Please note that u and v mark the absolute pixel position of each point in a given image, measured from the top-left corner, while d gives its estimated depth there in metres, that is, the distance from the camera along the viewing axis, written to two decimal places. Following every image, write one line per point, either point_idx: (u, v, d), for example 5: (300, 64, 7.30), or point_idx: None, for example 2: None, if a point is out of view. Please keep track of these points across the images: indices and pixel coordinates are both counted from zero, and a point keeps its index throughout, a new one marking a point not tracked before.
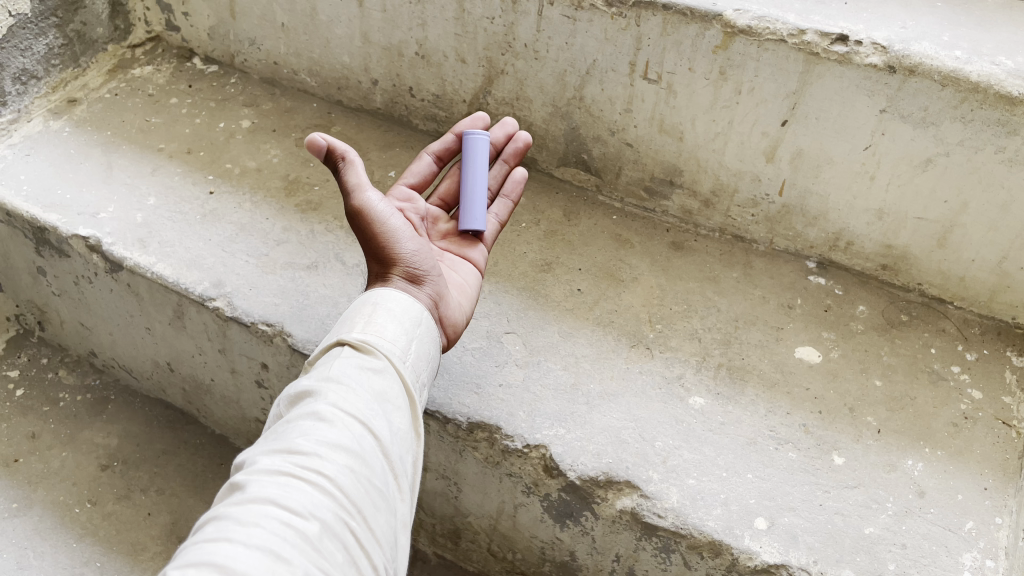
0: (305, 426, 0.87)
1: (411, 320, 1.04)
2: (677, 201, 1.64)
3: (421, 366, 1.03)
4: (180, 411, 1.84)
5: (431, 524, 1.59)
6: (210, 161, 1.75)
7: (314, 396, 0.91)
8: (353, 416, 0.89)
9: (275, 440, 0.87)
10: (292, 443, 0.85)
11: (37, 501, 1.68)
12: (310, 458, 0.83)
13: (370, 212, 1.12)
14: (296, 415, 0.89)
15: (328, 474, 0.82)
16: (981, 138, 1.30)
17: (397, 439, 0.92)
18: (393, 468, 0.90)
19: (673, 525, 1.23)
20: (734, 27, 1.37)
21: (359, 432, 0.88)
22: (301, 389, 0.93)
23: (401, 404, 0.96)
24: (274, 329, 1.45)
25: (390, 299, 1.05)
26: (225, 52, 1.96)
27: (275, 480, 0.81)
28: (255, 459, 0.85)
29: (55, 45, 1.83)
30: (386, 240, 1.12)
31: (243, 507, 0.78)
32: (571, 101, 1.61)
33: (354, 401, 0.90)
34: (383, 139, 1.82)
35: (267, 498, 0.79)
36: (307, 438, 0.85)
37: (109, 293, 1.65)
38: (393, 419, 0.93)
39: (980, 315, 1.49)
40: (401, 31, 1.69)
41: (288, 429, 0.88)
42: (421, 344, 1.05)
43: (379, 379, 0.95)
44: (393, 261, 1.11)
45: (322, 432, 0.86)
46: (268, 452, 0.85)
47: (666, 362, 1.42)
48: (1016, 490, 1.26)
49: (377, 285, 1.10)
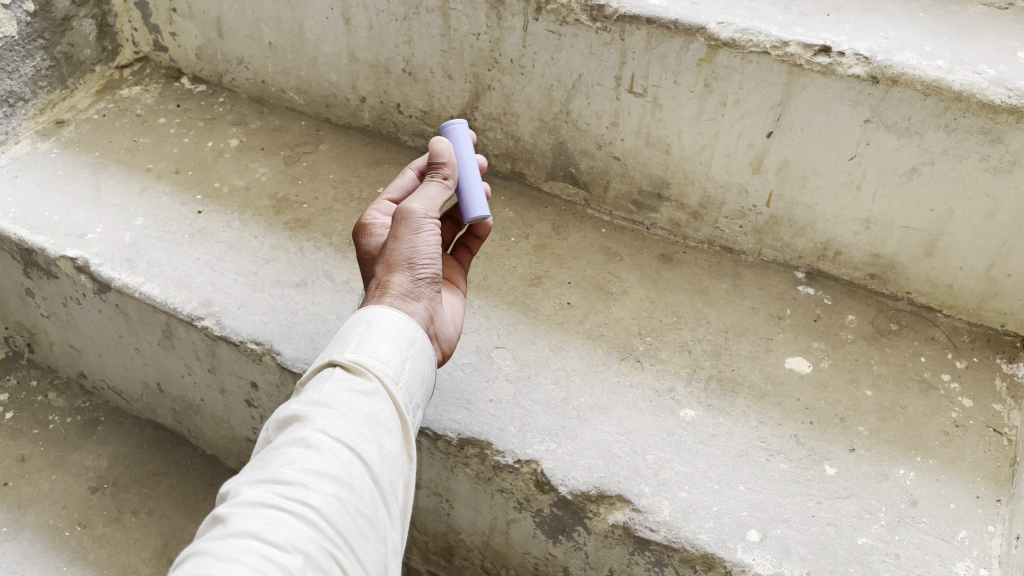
0: (292, 454, 0.86)
1: (405, 340, 1.01)
2: (665, 213, 1.64)
3: (414, 387, 1.01)
4: (170, 432, 1.83)
5: (424, 542, 1.58)
6: (199, 181, 1.75)
7: (302, 421, 0.90)
8: (341, 442, 0.88)
9: (260, 469, 0.87)
10: (277, 473, 0.84)
11: (27, 525, 1.67)
12: (295, 488, 0.83)
13: (410, 220, 1.08)
14: (283, 442, 0.89)
15: (314, 504, 0.82)
16: (966, 146, 1.31)
17: (387, 463, 0.92)
18: (383, 494, 0.90)
19: (666, 539, 1.22)
20: (717, 40, 1.38)
21: (348, 459, 0.88)
22: (289, 413, 0.92)
23: (393, 427, 0.95)
24: (263, 347, 1.45)
25: (382, 317, 1.02)
26: (214, 71, 1.96)
27: (258, 512, 0.81)
28: (238, 489, 0.85)
29: (43, 67, 1.84)
30: (398, 252, 1.07)
31: (223, 542, 0.78)
32: (558, 115, 1.61)
33: (343, 426, 0.90)
34: (371, 156, 1.83)
35: (248, 531, 0.79)
36: (292, 467, 0.85)
37: (98, 313, 1.64)
38: (384, 442, 0.93)
39: (970, 323, 1.49)
40: (388, 48, 1.69)
41: (274, 457, 0.87)
42: (416, 363, 1.02)
43: (370, 402, 0.94)
44: (392, 272, 1.06)
45: (308, 460, 0.85)
46: (252, 481, 0.85)
47: (656, 375, 1.42)
48: (1008, 497, 1.26)
49: (374, 299, 1.05)
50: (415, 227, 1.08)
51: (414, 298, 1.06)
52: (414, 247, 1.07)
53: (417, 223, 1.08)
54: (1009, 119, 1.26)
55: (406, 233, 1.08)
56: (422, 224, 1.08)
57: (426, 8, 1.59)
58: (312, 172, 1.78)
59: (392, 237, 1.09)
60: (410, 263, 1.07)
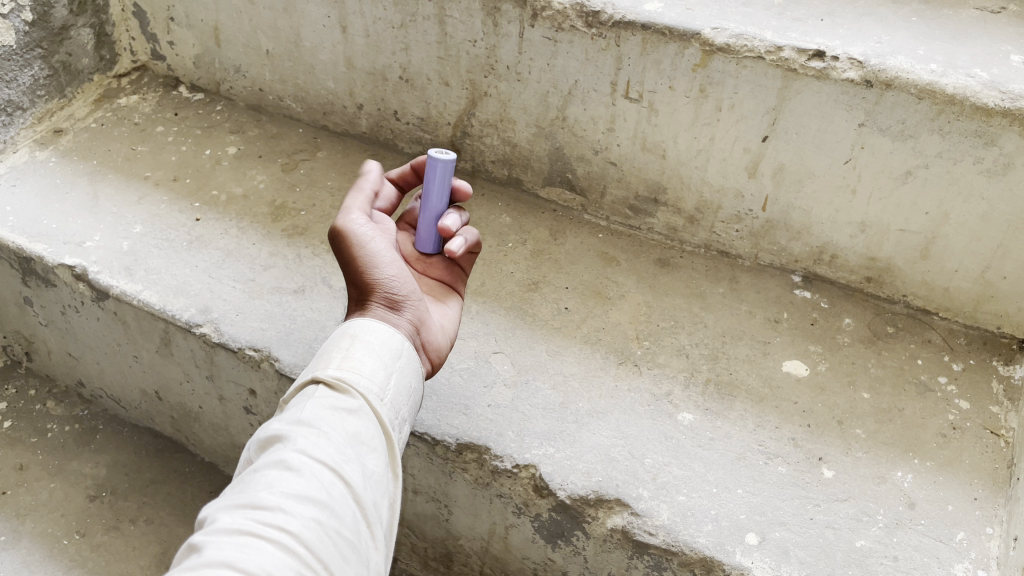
0: (271, 477, 0.86)
1: (390, 353, 1.03)
2: (662, 218, 1.65)
3: (400, 402, 1.01)
4: (169, 440, 1.83)
5: (423, 548, 1.58)
6: (197, 189, 1.75)
7: (284, 442, 0.90)
8: (322, 463, 0.88)
9: (238, 493, 0.85)
10: (255, 498, 0.83)
11: (25, 534, 1.66)
12: (273, 513, 0.82)
13: (350, 236, 1.11)
14: (263, 464, 0.88)
15: (293, 530, 0.81)
16: (960, 149, 1.32)
17: (371, 483, 0.91)
18: (365, 515, 0.89)
19: (665, 542, 1.22)
20: (712, 45, 1.39)
21: (329, 480, 0.87)
22: (270, 434, 0.92)
23: (376, 445, 0.95)
24: (261, 354, 1.45)
25: (368, 331, 1.03)
26: (211, 80, 1.97)
27: (234, 540, 0.79)
28: (215, 515, 0.83)
29: (41, 76, 1.84)
30: (364, 266, 1.10)
31: (197, 571, 0.76)
32: (554, 121, 1.62)
33: (325, 447, 0.89)
34: (369, 163, 1.83)
35: (223, 560, 0.77)
36: (271, 490, 0.84)
37: (96, 321, 1.65)
38: (367, 461, 0.92)
39: (966, 326, 1.49)
40: (385, 55, 1.70)
41: (252, 480, 0.86)
42: (401, 377, 1.03)
43: (354, 419, 0.94)
44: (371, 288, 1.08)
45: (287, 484, 0.85)
46: (230, 508, 0.83)
47: (654, 379, 1.42)
48: (1007, 499, 1.26)
49: (356, 313, 1.07)
50: (360, 239, 1.11)
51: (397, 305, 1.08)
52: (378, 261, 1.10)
53: (358, 235, 1.11)
54: (1003, 121, 1.27)
55: (353, 246, 1.11)
56: (362, 234, 1.11)
57: (423, 15, 1.60)
58: (310, 180, 1.78)
59: (345, 259, 1.11)
60: (379, 276, 1.09)
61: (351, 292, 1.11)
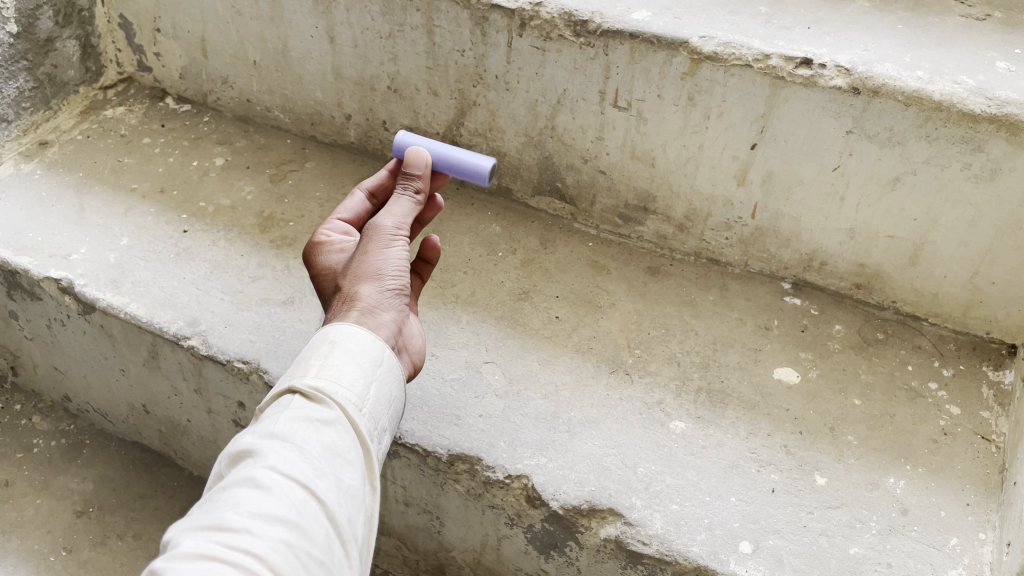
0: (240, 496, 0.84)
1: (371, 361, 1.01)
2: (652, 226, 1.65)
3: (380, 412, 1.00)
4: (156, 454, 1.81)
5: (415, 560, 1.57)
6: (184, 200, 1.74)
7: (255, 457, 0.89)
8: (294, 480, 0.87)
9: (205, 513, 0.84)
10: (221, 519, 0.82)
11: (12, 550, 1.64)
12: (239, 535, 0.81)
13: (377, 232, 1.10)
14: (232, 482, 0.87)
15: (258, 553, 0.80)
16: (947, 155, 1.32)
17: (345, 499, 0.90)
18: (339, 533, 0.88)
19: (659, 552, 1.21)
20: (700, 53, 1.39)
21: (300, 498, 0.86)
22: (241, 448, 0.91)
23: (352, 459, 0.94)
24: (249, 366, 1.44)
25: (349, 337, 1.02)
26: (198, 91, 1.96)
27: (197, 566, 0.78)
28: (180, 538, 0.82)
29: (27, 87, 1.83)
30: (372, 267, 1.09)
31: None
32: (543, 130, 1.62)
33: (298, 462, 0.89)
34: (358, 173, 1.82)
35: None
36: (238, 512, 0.83)
37: (82, 335, 1.63)
38: (342, 476, 0.91)
39: (956, 332, 1.50)
40: (373, 66, 1.70)
41: (221, 500, 0.85)
42: (382, 386, 1.02)
43: (330, 431, 0.93)
44: (360, 288, 1.07)
45: (255, 504, 0.84)
46: (195, 530, 0.82)
47: (645, 388, 1.42)
48: (999, 504, 1.26)
49: (342, 310, 1.06)
50: (386, 242, 1.10)
51: (381, 305, 1.07)
52: (382, 262, 1.09)
53: (386, 238, 1.10)
54: (990, 128, 1.27)
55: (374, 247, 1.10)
56: (392, 239, 1.11)
57: (411, 25, 1.60)
58: (299, 191, 1.77)
59: (360, 254, 1.10)
60: (377, 277, 1.08)
61: (339, 286, 1.10)
